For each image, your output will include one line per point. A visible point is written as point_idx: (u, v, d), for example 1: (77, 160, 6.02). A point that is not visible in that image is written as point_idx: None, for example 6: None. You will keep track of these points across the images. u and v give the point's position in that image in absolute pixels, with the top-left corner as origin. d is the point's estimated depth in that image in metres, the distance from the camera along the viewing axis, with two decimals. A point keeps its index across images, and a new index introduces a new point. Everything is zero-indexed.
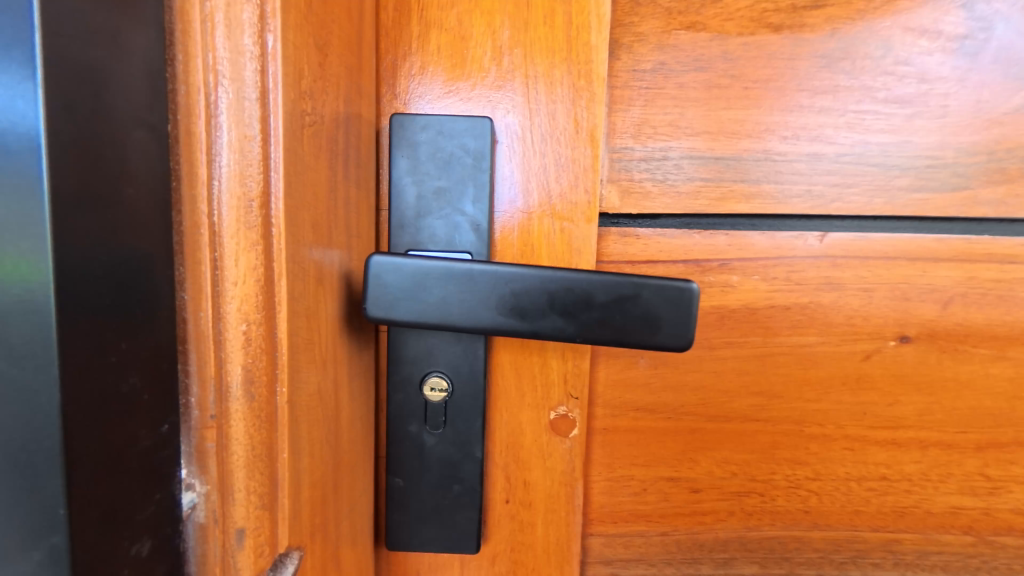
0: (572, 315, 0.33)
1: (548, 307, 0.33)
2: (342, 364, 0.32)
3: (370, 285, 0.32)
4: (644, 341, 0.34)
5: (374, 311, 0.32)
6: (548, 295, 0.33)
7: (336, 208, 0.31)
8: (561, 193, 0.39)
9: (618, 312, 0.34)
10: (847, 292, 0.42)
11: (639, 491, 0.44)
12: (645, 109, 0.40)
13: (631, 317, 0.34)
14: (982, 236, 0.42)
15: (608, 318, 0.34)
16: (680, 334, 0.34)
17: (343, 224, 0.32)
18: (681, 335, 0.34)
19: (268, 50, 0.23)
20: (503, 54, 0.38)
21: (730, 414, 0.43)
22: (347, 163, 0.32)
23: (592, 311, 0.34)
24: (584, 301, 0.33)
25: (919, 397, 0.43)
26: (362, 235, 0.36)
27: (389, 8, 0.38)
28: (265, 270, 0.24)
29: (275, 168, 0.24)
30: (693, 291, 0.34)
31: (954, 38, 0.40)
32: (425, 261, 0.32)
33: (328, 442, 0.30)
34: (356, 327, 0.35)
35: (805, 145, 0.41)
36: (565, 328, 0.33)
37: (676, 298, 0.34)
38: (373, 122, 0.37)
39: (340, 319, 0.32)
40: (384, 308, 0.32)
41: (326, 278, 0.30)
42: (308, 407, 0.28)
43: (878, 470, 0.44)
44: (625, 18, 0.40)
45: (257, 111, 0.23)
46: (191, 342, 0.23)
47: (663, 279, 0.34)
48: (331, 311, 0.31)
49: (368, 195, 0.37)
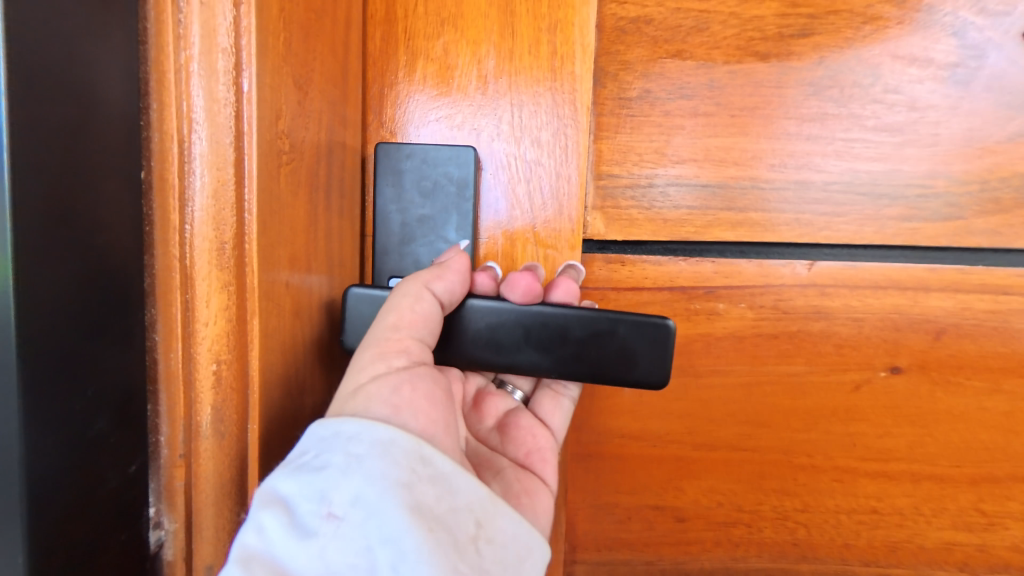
0: (547, 348, 0.33)
1: (524, 339, 0.34)
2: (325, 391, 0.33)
3: (349, 316, 0.32)
4: (622, 377, 0.34)
5: (351, 341, 0.32)
6: (523, 328, 0.33)
7: (318, 241, 0.31)
8: (546, 220, 0.40)
9: (594, 347, 0.33)
10: (837, 321, 0.41)
11: (624, 518, 0.44)
12: (631, 135, 0.40)
13: (608, 353, 0.34)
14: (976, 266, 0.41)
15: (586, 353, 0.33)
16: (657, 370, 0.34)
17: (325, 253, 0.32)
18: (660, 369, 0.34)
19: (243, 93, 0.23)
20: (488, 82, 0.39)
21: (716, 443, 0.43)
22: (331, 195, 0.33)
23: (568, 345, 0.33)
24: (562, 335, 0.33)
25: (911, 429, 0.42)
26: (346, 263, 0.36)
27: (376, 38, 0.38)
28: (237, 309, 0.24)
29: (249, 210, 0.24)
30: (670, 328, 0.34)
31: (945, 66, 0.39)
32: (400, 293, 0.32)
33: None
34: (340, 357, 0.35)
35: (793, 173, 0.40)
36: (541, 362, 0.33)
37: (653, 335, 0.34)
38: (358, 150, 0.38)
39: (323, 349, 0.32)
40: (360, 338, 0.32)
41: (306, 310, 0.30)
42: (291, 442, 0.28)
43: (869, 502, 0.43)
44: (611, 46, 0.40)
45: (232, 155, 0.23)
46: (161, 382, 0.24)
47: (639, 316, 0.34)
48: (313, 343, 0.31)
49: (352, 221, 0.37)
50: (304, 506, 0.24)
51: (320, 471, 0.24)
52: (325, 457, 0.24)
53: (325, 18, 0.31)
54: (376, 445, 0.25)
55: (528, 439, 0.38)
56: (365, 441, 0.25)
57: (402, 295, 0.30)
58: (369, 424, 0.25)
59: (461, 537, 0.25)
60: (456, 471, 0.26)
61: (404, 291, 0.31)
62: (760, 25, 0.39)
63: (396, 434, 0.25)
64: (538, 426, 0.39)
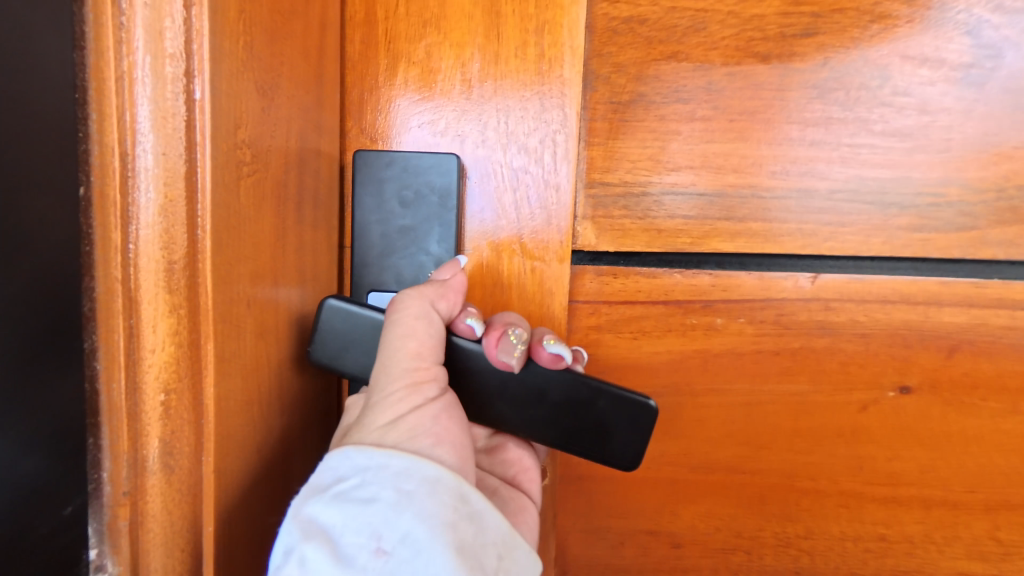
0: (520, 406, 0.34)
1: (494, 404, 0.35)
2: (296, 413, 0.31)
3: (320, 329, 0.32)
4: (591, 451, 0.34)
5: (319, 355, 0.31)
6: (500, 378, 0.35)
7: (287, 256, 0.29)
8: (533, 231, 0.38)
9: (569, 416, 0.34)
10: (842, 337, 0.39)
11: (616, 544, 0.42)
12: (624, 142, 0.38)
13: (581, 436, 0.34)
14: (992, 279, 0.38)
15: (555, 434, 0.34)
16: (629, 452, 0.34)
17: (296, 268, 0.31)
18: (633, 451, 0.34)
19: (195, 100, 0.22)
20: (472, 87, 0.37)
21: (713, 465, 0.41)
22: (303, 206, 0.31)
23: (543, 407, 0.34)
24: (535, 408, 0.34)
25: (921, 452, 0.40)
26: (321, 277, 0.34)
27: (356, 41, 0.37)
28: (189, 334, 0.23)
29: (202, 227, 0.22)
30: (653, 410, 0.34)
31: (958, 67, 0.37)
32: (386, 314, 0.32)
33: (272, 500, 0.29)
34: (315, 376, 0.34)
35: (796, 181, 0.38)
36: (513, 419, 0.35)
37: (634, 412, 0.34)
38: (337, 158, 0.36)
39: (292, 370, 0.31)
40: (330, 354, 0.32)
41: (273, 330, 0.28)
42: (254, 472, 0.27)
43: (876, 529, 0.41)
44: (603, 48, 0.37)
45: (183, 168, 0.22)
46: (103, 415, 0.22)
47: (624, 392, 0.34)
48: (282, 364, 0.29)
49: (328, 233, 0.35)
50: (350, 536, 0.25)
51: (369, 504, 0.25)
52: (374, 489, 0.26)
53: (296, 22, 0.29)
54: (424, 482, 0.26)
55: (515, 463, 0.39)
56: (414, 476, 0.26)
57: (419, 321, 0.31)
58: (415, 461, 0.27)
59: (490, 568, 0.27)
60: (490, 508, 0.28)
61: (413, 313, 0.31)
62: (760, 25, 0.37)
63: (441, 471, 0.27)
64: (524, 450, 0.40)
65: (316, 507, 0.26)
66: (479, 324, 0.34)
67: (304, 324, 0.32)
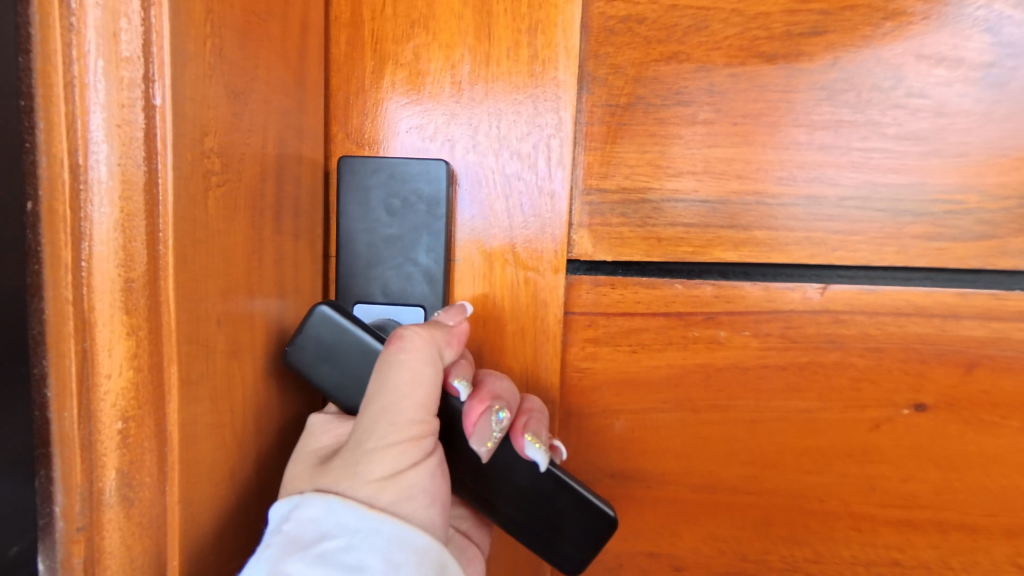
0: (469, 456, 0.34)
1: (460, 471, 0.34)
2: (271, 431, 0.30)
3: (303, 334, 0.30)
4: (536, 513, 0.33)
5: (297, 361, 0.30)
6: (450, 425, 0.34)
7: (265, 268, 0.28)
8: (526, 240, 0.36)
9: (518, 472, 0.34)
10: (853, 351, 0.37)
11: (614, 566, 0.40)
12: (621, 147, 0.36)
13: (524, 506, 0.33)
14: (1013, 290, 0.36)
15: (500, 487, 0.34)
16: (578, 526, 0.33)
17: (276, 281, 0.29)
18: (582, 525, 0.33)
19: (156, 106, 0.20)
20: (462, 89, 0.35)
21: (716, 485, 0.39)
22: (282, 216, 0.30)
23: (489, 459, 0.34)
24: (501, 487, 0.34)
25: (937, 473, 0.37)
26: (304, 288, 0.33)
27: (341, 43, 0.35)
28: (150, 356, 0.21)
29: (164, 242, 0.21)
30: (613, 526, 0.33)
31: (977, 66, 0.35)
32: (388, 350, 0.29)
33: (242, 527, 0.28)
34: (292, 392, 0.32)
35: (804, 187, 0.36)
36: (460, 468, 0.34)
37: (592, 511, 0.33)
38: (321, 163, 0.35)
39: (270, 389, 0.30)
40: (308, 362, 0.30)
41: (248, 348, 0.27)
42: (222, 496, 0.25)
43: (890, 554, 0.38)
44: (600, 48, 0.36)
45: (143, 179, 0.20)
46: (54, 445, 0.21)
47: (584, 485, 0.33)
48: (258, 383, 0.28)
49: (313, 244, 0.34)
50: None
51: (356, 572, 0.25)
52: (363, 556, 0.25)
53: (274, 25, 0.28)
54: (414, 553, 0.26)
55: None
56: (405, 547, 0.26)
57: (429, 368, 0.30)
58: (408, 529, 0.27)
59: None
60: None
61: (424, 358, 0.29)
62: (765, 23, 0.35)
63: (431, 541, 0.27)
64: None
65: (296, 565, 0.25)
66: (466, 388, 0.33)
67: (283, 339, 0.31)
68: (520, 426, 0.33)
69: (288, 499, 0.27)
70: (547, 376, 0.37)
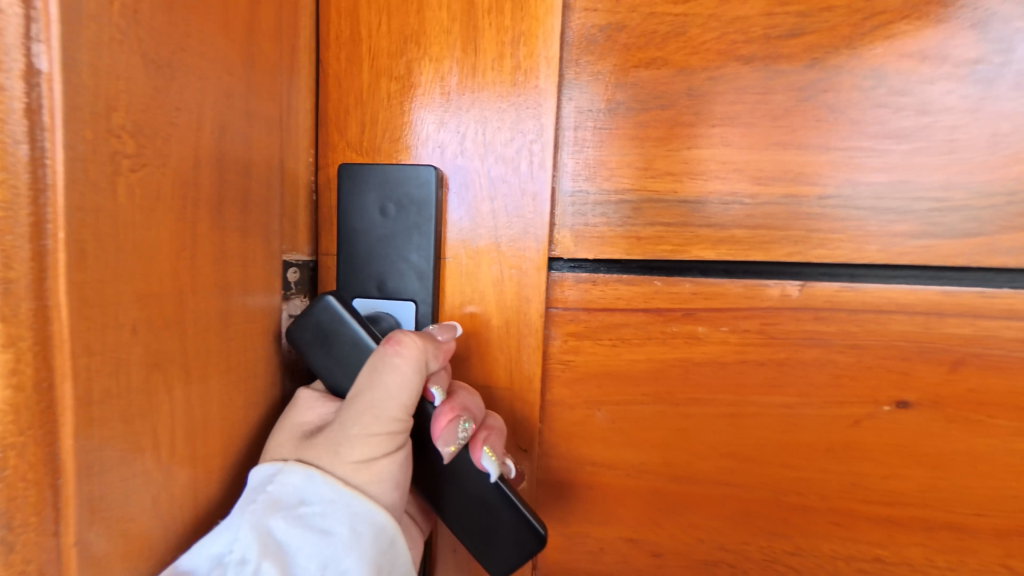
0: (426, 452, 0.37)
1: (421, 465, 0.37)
2: (211, 422, 0.31)
3: (308, 314, 0.35)
4: (476, 515, 0.35)
5: (298, 336, 0.35)
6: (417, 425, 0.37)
7: (199, 260, 0.29)
8: (510, 239, 0.38)
9: (466, 476, 0.36)
10: (833, 348, 0.38)
11: (596, 550, 0.42)
12: (602, 151, 0.38)
13: (466, 505, 0.36)
14: (1003, 288, 0.36)
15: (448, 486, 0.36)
16: (512, 532, 0.35)
17: (206, 279, 0.29)
18: (516, 535, 0.35)
19: (39, 84, 0.20)
20: (451, 100, 0.38)
21: (696, 476, 0.40)
22: (223, 208, 0.30)
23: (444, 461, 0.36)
24: (453, 483, 0.36)
25: (921, 471, 0.37)
26: (245, 287, 0.33)
27: (341, 60, 0.39)
28: (43, 354, 0.21)
29: (53, 229, 0.21)
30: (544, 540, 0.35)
31: (963, 63, 0.34)
32: (384, 352, 0.32)
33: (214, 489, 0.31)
34: (239, 386, 0.33)
35: (783, 187, 0.37)
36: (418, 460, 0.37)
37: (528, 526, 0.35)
38: (269, 158, 0.35)
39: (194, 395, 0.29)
40: (308, 338, 0.35)
41: (165, 347, 0.27)
42: (131, 494, 0.25)
43: (871, 549, 0.39)
44: (581, 57, 0.37)
45: (24, 165, 0.20)
46: None
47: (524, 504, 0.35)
48: (179, 385, 0.28)
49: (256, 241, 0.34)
50: (300, 558, 0.29)
51: (324, 534, 0.30)
52: (332, 523, 0.30)
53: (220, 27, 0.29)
54: (374, 528, 0.31)
55: None
56: (367, 521, 0.31)
57: (418, 375, 0.33)
58: (373, 508, 0.31)
59: None
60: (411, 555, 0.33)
61: (416, 366, 0.33)
62: (743, 27, 0.36)
63: (390, 520, 0.32)
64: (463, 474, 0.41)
65: (276, 521, 0.30)
66: (440, 393, 0.36)
67: (222, 337, 0.31)
68: (478, 439, 0.36)
69: (272, 463, 0.32)
70: (530, 367, 0.40)
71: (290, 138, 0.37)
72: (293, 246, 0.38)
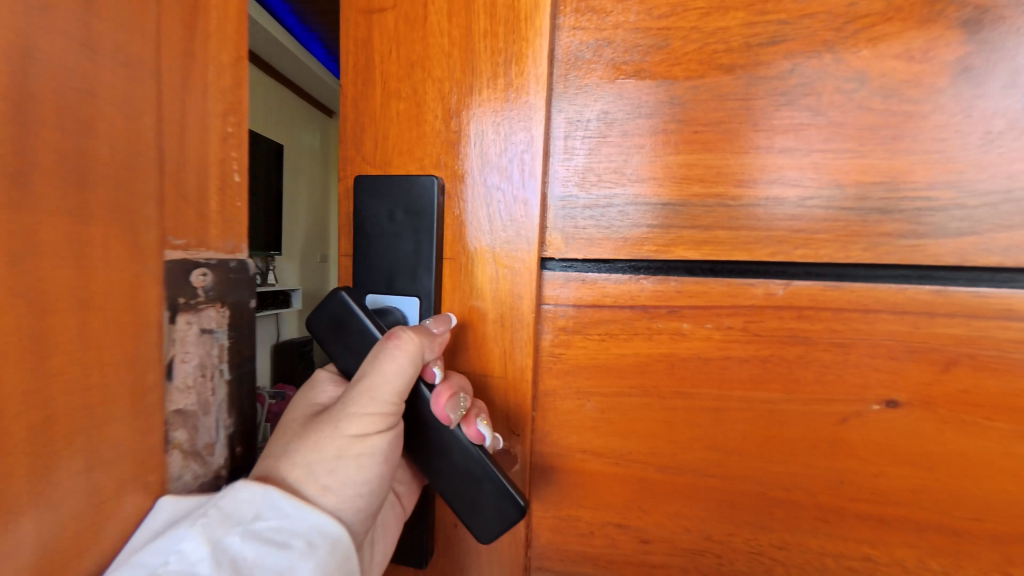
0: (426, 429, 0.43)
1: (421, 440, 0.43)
2: (72, 461, 0.26)
3: (326, 305, 0.41)
4: (466, 486, 0.41)
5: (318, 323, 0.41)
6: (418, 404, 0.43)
7: (20, 258, 0.23)
8: (503, 241, 0.42)
9: (459, 450, 0.42)
10: (818, 346, 0.38)
11: (585, 533, 0.44)
12: (589, 158, 0.41)
13: (458, 478, 0.41)
14: (997, 288, 0.35)
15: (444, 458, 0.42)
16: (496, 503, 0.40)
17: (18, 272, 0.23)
18: (500, 507, 0.39)
19: None
20: (451, 116, 0.42)
21: (681, 467, 0.42)
22: (48, 190, 0.25)
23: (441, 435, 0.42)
24: (448, 456, 0.42)
25: (912, 471, 0.37)
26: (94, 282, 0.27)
27: (357, 85, 0.44)
28: None
29: None
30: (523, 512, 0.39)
31: (951, 63, 0.34)
32: (386, 345, 0.39)
33: (183, 492, 0.34)
34: (124, 409, 0.29)
35: (765, 188, 0.38)
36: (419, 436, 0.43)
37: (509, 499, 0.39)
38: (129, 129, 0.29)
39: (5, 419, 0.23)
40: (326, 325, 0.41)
41: None
42: None
43: (860, 548, 0.39)
44: (569, 72, 0.41)
45: None
46: None
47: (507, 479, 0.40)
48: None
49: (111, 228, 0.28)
50: (258, 569, 0.31)
51: (282, 545, 0.33)
52: (289, 535, 0.33)
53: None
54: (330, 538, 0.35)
55: None
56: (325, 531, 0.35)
57: (412, 365, 0.39)
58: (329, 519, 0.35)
59: None
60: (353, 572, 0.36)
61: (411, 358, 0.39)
62: (724, 37, 0.38)
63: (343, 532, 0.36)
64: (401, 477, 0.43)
65: (232, 536, 0.32)
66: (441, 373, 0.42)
67: (55, 351, 0.25)
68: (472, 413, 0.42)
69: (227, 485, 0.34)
70: (522, 358, 0.43)
71: (171, 112, 0.32)
72: (203, 243, 0.35)
